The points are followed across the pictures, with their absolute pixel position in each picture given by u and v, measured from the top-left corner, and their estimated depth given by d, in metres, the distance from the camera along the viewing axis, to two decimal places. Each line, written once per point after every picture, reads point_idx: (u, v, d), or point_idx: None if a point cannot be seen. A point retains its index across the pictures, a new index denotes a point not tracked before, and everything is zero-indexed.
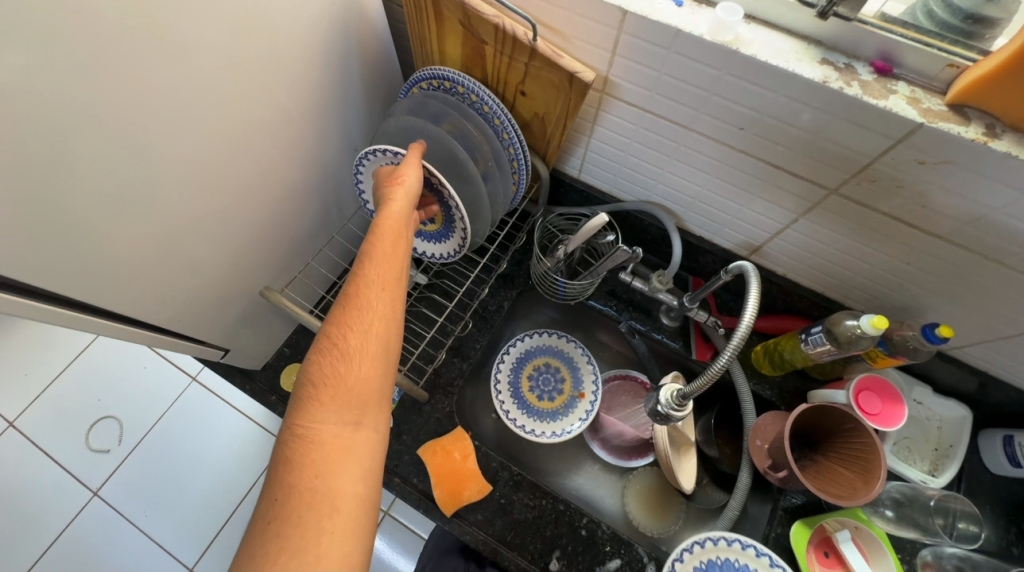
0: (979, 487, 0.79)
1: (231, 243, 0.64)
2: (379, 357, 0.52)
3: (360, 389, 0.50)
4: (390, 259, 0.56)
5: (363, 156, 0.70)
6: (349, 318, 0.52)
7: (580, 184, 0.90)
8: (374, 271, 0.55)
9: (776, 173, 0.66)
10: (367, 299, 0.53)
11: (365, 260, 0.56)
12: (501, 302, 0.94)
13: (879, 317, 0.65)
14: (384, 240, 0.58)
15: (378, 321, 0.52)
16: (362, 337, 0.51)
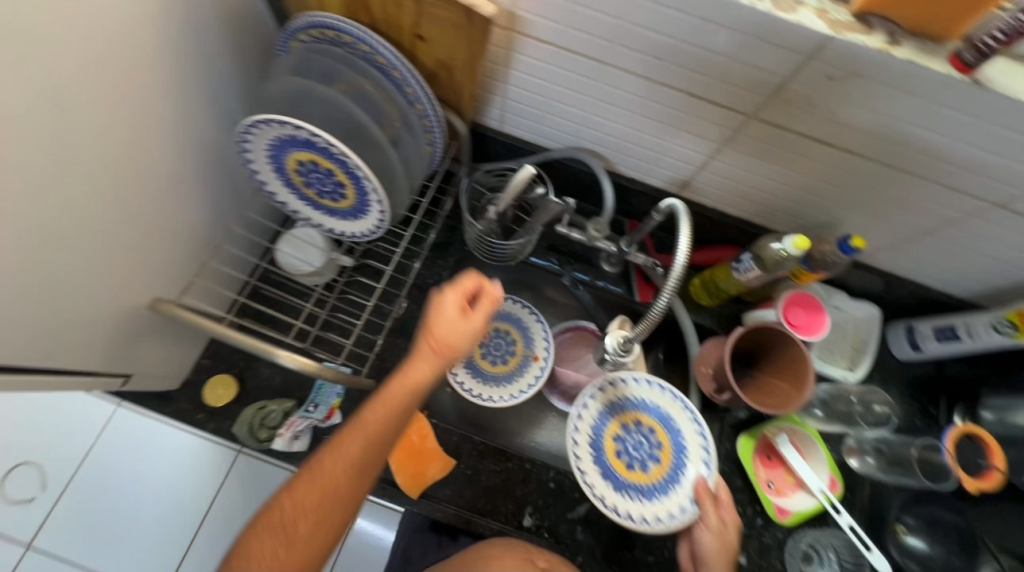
0: (888, 374, 0.89)
1: (104, 260, 0.53)
2: (336, 509, 0.53)
3: (321, 510, 0.52)
4: (390, 434, 0.55)
5: (245, 131, 0.59)
6: (321, 469, 0.52)
7: (504, 137, 0.83)
8: (376, 419, 0.54)
9: (697, 103, 0.64)
10: (361, 429, 0.54)
11: (355, 444, 0.54)
12: (438, 273, 0.89)
13: (801, 237, 0.68)
14: (380, 440, 0.55)
15: (358, 466, 0.53)
16: (326, 498, 0.52)
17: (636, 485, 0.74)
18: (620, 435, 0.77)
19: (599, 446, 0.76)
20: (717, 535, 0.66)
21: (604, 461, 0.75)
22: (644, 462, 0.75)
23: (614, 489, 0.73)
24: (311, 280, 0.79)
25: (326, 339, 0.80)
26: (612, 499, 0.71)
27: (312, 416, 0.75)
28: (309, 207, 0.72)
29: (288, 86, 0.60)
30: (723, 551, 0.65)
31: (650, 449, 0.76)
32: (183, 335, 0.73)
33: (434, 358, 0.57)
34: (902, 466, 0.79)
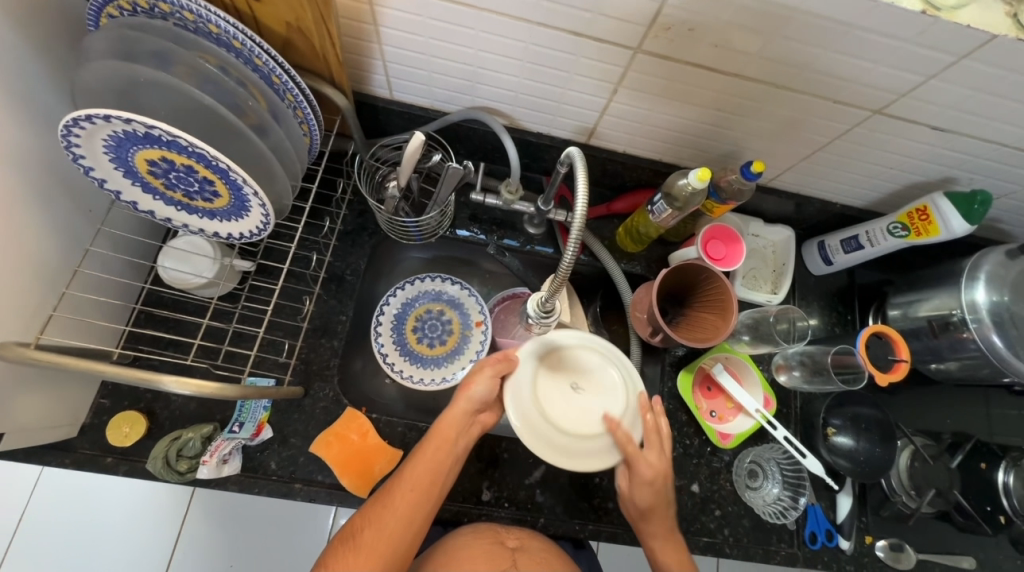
0: (807, 291, 0.93)
1: None
2: (392, 550, 0.57)
3: (384, 548, 0.57)
4: (439, 470, 0.62)
5: (66, 132, 0.51)
6: (374, 512, 0.59)
7: (397, 106, 0.77)
8: (427, 460, 0.61)
9: (581, 43, 0.60)
10: (413, 468, 0.61)
11: (409, 465, 0.61)
12: (354, 263, 0.83)
13: (702, 169, 0.67)
14: (424, 474, 0.61)
15: (414, 499, 0.60)
16: (377, 534, 0.57)
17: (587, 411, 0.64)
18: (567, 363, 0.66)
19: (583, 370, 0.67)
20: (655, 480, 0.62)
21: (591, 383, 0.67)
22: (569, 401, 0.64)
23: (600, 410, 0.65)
24: (208, 291, 0.72)
25: (239, 352, 0.73)
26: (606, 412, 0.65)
27: (238, 436, 0.70)
28: (181, 212, 0.64)
29: (107, 72, 0.51)
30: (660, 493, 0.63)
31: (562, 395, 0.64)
32: (64, 377, 0.64)
33: (468, 401, 0.64)
34: (823, 374, 0.83)
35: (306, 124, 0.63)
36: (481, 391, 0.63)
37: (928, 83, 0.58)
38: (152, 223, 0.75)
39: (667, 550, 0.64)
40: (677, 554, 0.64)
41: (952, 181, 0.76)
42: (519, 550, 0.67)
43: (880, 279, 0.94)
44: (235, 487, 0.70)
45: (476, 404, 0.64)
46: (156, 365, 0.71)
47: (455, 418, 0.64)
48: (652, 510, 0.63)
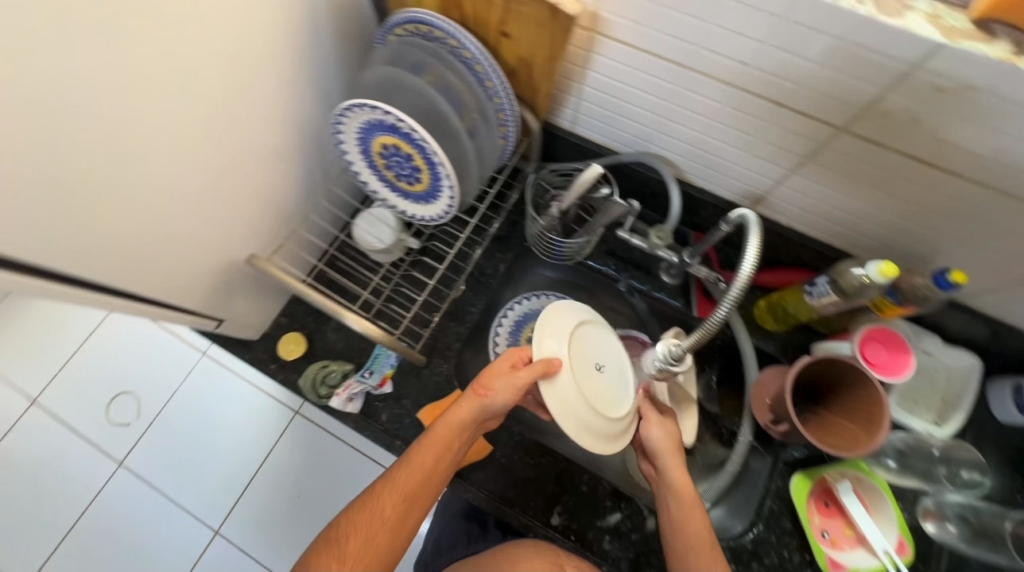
0: (983, 435, 0.78)
1: (212, 209, 0.62)
2: (382, 555, 0.59)
3: (373, 557, 0.58)
4: (432, 473, 0.63)
5: (341, 112, 0.66)
6: (362, 517, 0.60)
7: (575, 137, 0.85)
8: (422, 462, 0.62)
9: (782, 113, 0.61)
10: (408, 474, 0.62)
11: (401, 468, 0.62)
12: (496, 265, 0.92)
13: (887, 264, 0.61)
14: (413, 479, 0.62)
15: (404, 502, 0.61)
16: (363, 541, 0.58)
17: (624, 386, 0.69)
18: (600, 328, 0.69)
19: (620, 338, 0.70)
20: (661, 421, 0.69)
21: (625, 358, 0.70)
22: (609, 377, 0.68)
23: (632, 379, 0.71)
24: (381, 256, 0.85)
25: (387, 312, 0.85)
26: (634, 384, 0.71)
27: (366, 381, 0.81)
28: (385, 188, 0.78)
29: (383, 75, 0.66)
30: (672, 437, 0.68)
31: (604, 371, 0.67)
32: (267, 289, 0.82)
33: (470, 407, 0.63)
34: (990, 539, 0.71)
35: (505, 130, 0.71)
36: (495, 403, 0.62)
37: None
38: (356, 193, 0.92)
39: (684, 506, 0.63)
40: (694, 510, 0.62)
41: None
42: None
43: None
44: (352, 423, 0.81)
45: (481, 411, 0.64)
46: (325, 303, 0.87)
47: (458, 422, 0.64)
48: (665, 448, 0.67)
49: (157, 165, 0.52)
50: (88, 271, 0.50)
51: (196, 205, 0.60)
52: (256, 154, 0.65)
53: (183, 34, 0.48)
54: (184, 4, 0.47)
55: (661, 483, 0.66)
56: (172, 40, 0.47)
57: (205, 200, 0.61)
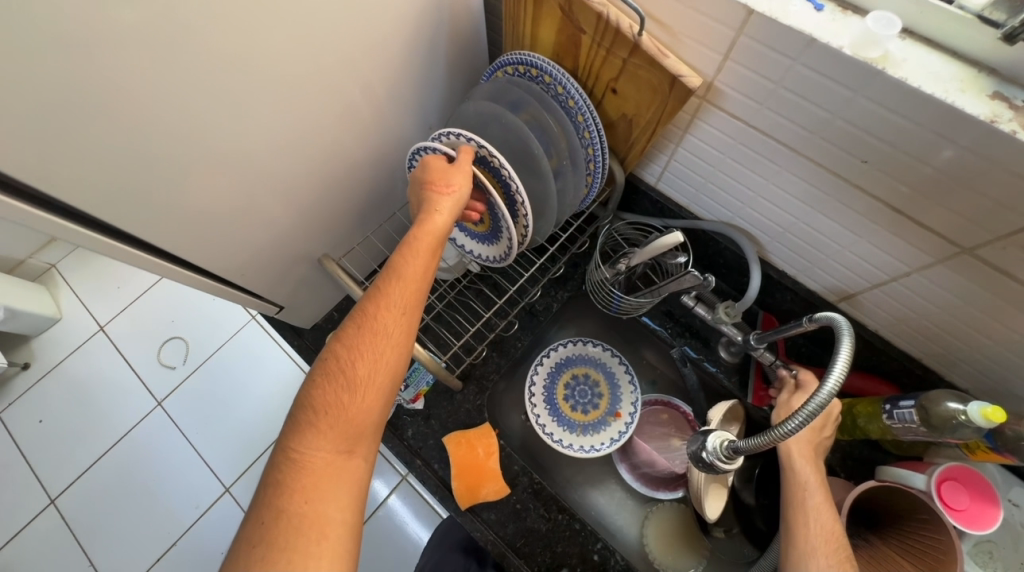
0: None
1: (296, 204, 0.66)
2: (389, 384, 0.53)
3: (382, 384, 0.53)
4: (426, 276, 0.58)
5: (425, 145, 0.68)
6: (361, 345, 0.53)
7: (655, 193, 0.82)
8: (411, 268, 0.57)
9: (895, 217, 0.56)
10: (394, 287, 0.55)
11: (389, 279, 0.56)
12: (549, 303, 0.91)
13: (993, 407, 0.53)
14: (405, 289, 0.56)
15: (404, 314, 0.55)
16: (370, 366, 0.52)
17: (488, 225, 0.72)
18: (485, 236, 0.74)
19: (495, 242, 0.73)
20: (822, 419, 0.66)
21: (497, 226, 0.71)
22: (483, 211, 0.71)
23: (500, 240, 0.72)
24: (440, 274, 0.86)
25: (434, 329, 0.86)
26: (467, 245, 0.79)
27: (401, 394, 0.82)
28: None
29: (482, 109, 0.67)
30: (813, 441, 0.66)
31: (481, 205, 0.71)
32: (327, 284, 0.85)
33: (454, 204, 0.60)
34: None
35: (591, 175, 0.70)
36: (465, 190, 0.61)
37: None
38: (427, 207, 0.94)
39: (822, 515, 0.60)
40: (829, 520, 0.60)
41: None
42: None
43: None
44: None
45: (463, 204, 0.62)
46: None
47: (442, 223, 0.60)
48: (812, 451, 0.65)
49: (256, 158, 0.55)
50: (173, 244, 0.54)
51: (281, 199, 0.63)
52: (348, 161, 0.68)
53: (311, 46, 0.51)
54: (318, 22, 0.50)
55: (793, 485, 0.63)
56: (295, 51, 0.50)
57: (290, 196, 0.64)
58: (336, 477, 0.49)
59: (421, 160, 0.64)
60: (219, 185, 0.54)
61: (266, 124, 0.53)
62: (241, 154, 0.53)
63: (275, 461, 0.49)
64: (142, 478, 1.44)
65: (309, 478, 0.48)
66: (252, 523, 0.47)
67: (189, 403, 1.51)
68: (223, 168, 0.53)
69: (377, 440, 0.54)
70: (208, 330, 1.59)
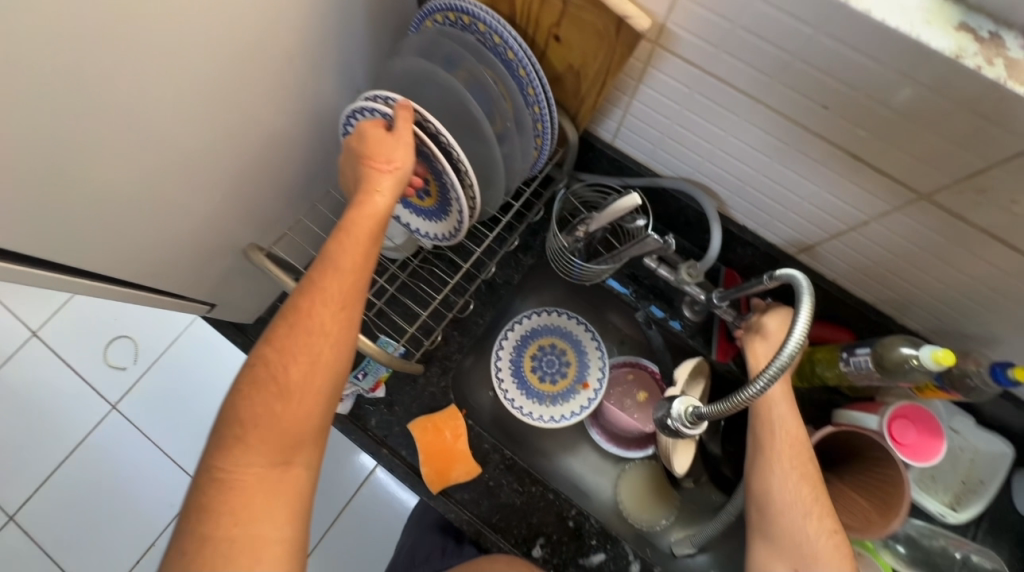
0: (1000, 526, 0.74)
1: (211, 193, 0.57)
2: (327, 389, 0.49)
3: (319, 389, 0.48)
4: (364, 264, 0.52)
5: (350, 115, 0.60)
6: (291, 348, 0.47)
7: (613, 151, 0.77)
8: (347, 257, 0.50)
9: (857, 167, 0.54)
10: (328, 281, 0.49)
11: (320, 271, 0.50)
12: (509, 275, 0.87)
13: (944, 351, 0.55)
14: (340, 283, 0.50)
15: (339, 311, 0.49)
16: (303, 371, 0.47)
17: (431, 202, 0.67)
18: (430, 212, 0.69)
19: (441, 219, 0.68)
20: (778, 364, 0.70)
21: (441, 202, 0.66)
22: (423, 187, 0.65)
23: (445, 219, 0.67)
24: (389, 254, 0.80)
25: (389, 312, 0.80)
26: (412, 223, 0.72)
27: (359, 384, 0.75)
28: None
29: (411, 67, 0.59)
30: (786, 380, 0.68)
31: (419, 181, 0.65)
32: (265, 275, 0.77)
33: (394, 182, 0.54)
34: None
35: (540, 137, 0.64)
36: (407, 164, 0.54)
37: None
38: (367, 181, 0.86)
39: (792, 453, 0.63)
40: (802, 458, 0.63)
41: None
42: None
43: None
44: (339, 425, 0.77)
45: (404, 181, 0.54)
46: None
47: (381, 205, 0.53)
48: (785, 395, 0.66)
49: (147, 144, 0.46)
50: (60, 253, 0.46)
51: (191, 191, 0.54)
52: (266, 138, 0.60)
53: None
54: None
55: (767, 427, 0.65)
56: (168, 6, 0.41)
57: (200, 187, 0.55)
58: (268, 492, 0.45)
59: (357, 127, 0.55)
60: (103, 180, 0.45)
61: (151, 106, 0.44)
62: (126, 142, 0.45)
63: (201, 476, 0.46)
64: (106, 490, 1.28)
65: (236, 499, 0.44)
66: (178, 547, 0.43)
67: (147, 405, 1.33)
68: (105, 163, 0.44)
69: (319, 448, 0.50)
70: (154, 322, 1.37)
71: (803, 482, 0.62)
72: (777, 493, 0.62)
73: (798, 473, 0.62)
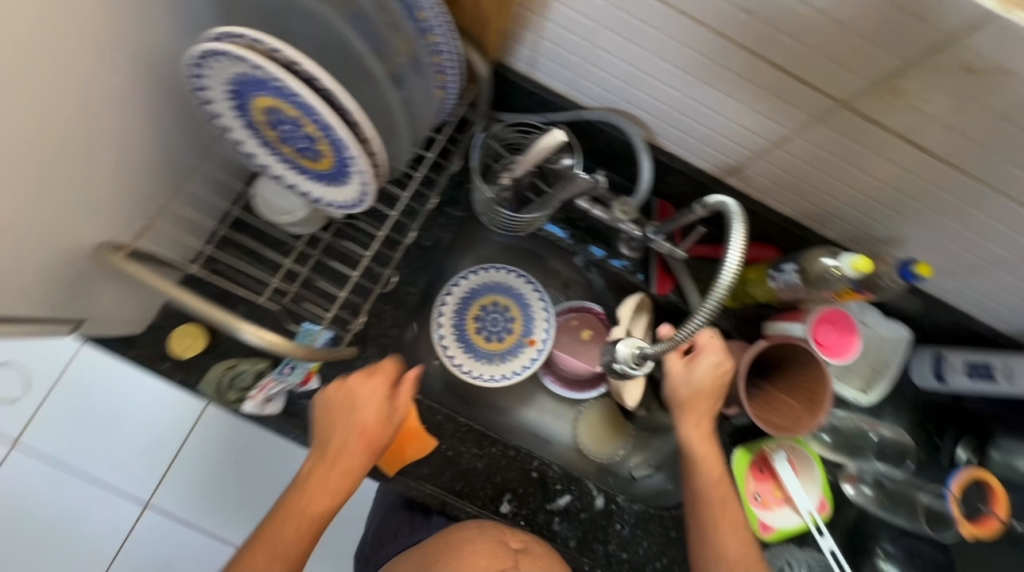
0: (901, 399, 0.84)
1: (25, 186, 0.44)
2: (303, 534, 0.62)
3: (302, 521, 0.62)
4: (331, 501, 0.63)
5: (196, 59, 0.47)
6: (288, 507, 0.62)
7: (531, 85, 0.69)
8: (320, 482, 0.62)
9: (779, 78, 0.51)
10: (314, 474, 0.63)
11: (304, 481, 0.63)
12: (438, 236, 0.80)
13: (863, 257, 0.59)
14: (319, 491, 0.62)
15: (320, 493, 0.62)
16: (290, 528, 0.61)
17: (326, 165, 0.56)
18: (328, 180, 0.59)
19: (342, 186, 0.58)
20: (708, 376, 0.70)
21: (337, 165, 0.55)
22: (312, 147, 0.54)
23: (347, 183, 0.57)
24: (295, 230, 0.70)
25: (308, 296, 0.71)
26: (310, 191, 0.62)
27: (286, 379, 0.69)
28: (277, 161, 0.59)
29: None
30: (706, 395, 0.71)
31: (307, 140, 0.54)
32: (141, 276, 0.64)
33: (375, 413, 0.63)
34: (900, 503, 0.77)
35: (443, 74, 0.55)
36: (371, 417, 0.63)
37: None
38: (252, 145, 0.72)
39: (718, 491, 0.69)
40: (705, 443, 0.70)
41: None
42: (522, 553, 0.64)
43: (990, 412, 0.83)
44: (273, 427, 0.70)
45: (384, 432, 0.64)
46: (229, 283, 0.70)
47: (371, 437, 0.63)
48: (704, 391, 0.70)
49: None
50: None
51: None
52: (85, 101, 0.46)
53: None
54: None
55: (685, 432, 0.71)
56: None
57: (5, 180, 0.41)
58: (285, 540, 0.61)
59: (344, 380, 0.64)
60: None
61: None
62: None
63: None
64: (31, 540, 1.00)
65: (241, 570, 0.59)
66: None
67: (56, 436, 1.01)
68: None
69: (315, 537, 0.63)
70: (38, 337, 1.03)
71: (717, 488, 0.68)
72: (715, 562, 0.66)
73: (728, 535, 0.67)
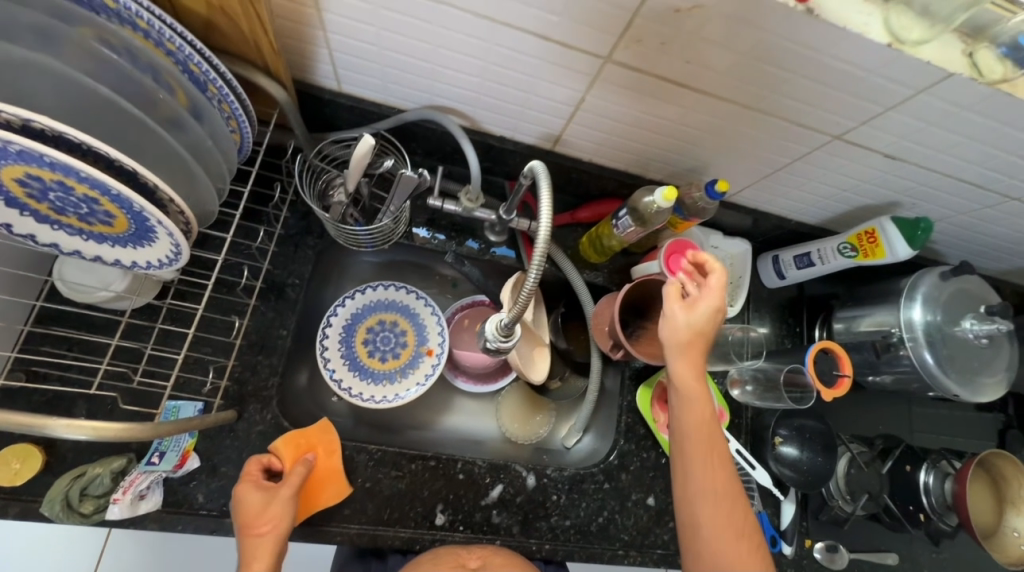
0: (760, 303, 0.96)
1: None
2: None
3: None
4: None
5: None
6: None
7: (346, 99, 0.69)
8: None
9: (549, 47, 0.56)
10: None
11: None
12: (298, 270, 0.76)
13: (668, 189, 0.67)
14: None
15: None
16: None
17: (123, 226, 0.51)
18: (131, 240, 0.53)
19: (150, 243, 0.54)
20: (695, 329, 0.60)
21: (135, 223, 0.51)
22: (96, 210, 0.49)
23: (154, 239, 0.53)
24: (120, 304, 0.63)
25: (159, 371, 0.64)
26: (117, 258, 0.56)
27: (157, 469, 0.62)
28: (65, 235, 0.53)
29: None
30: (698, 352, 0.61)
31: (87, 204, 0.48)
32: None
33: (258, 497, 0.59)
34: (774, 392, 0.87)
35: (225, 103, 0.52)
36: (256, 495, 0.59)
37: (885, 114, 0.61)
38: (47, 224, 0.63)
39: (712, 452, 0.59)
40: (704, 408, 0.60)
41: (897, 205, 0.82)
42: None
43: (827, 293, 0.98)
44: (156, 525, 0.62)
45: (278, 503, 0.60)
46: (57, 384, 0.61)
47: (270, 513, 0.58)
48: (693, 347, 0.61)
49: None
50: None
51: None
52: None
53: None
54: None
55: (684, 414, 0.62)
56: None
57: None
58: None
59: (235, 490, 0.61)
60: None
61: None
62: None
63: None
64: None
65: None
66: None
67: None
68: None
69: None
70: None
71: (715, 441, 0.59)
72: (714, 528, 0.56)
73: (716, 470, 0.57)
